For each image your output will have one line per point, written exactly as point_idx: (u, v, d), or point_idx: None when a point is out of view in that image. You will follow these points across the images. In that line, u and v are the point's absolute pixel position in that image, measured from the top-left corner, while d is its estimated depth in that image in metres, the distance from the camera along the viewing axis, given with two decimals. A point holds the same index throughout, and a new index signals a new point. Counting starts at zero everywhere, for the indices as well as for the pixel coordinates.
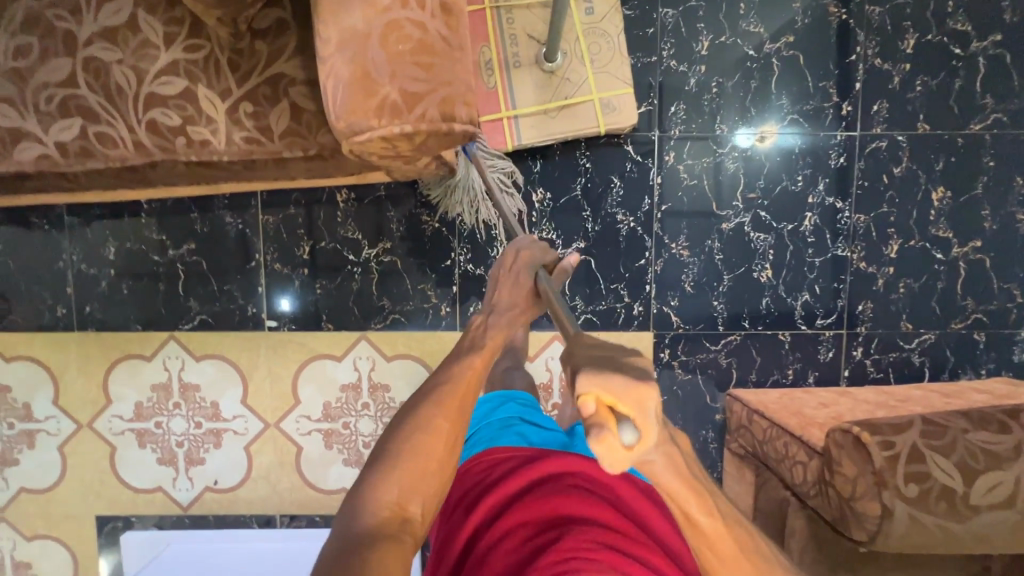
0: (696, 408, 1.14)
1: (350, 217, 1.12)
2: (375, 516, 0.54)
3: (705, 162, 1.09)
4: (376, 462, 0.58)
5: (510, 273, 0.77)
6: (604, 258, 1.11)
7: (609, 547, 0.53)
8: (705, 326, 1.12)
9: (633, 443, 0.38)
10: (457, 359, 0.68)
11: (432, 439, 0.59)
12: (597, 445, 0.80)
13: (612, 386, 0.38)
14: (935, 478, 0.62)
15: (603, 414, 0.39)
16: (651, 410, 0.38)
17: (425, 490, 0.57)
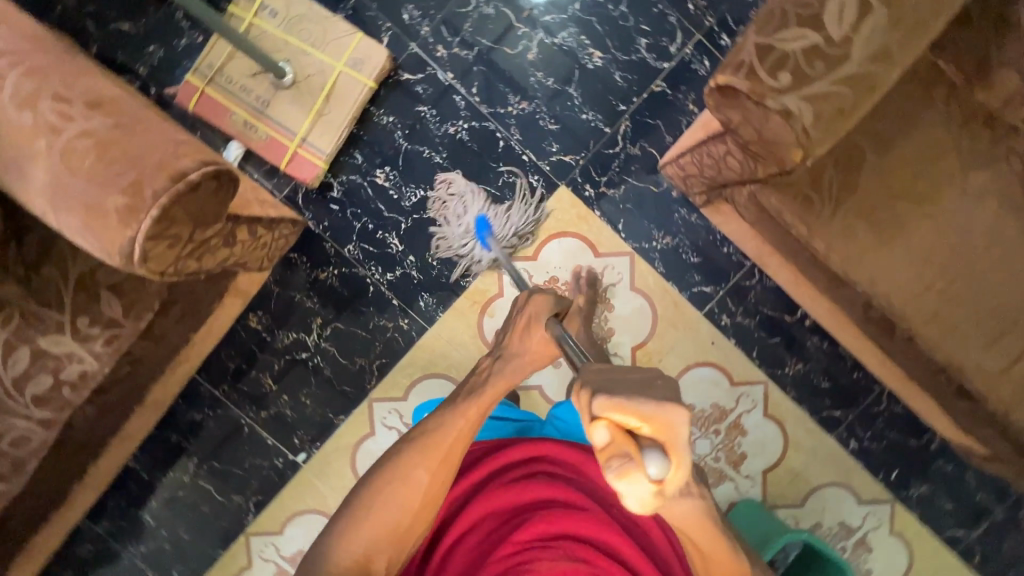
0: (651, 203, 1.12)
1: (275, 327, 1.14)
2: (344, 557, 0.66)
3: (470, 27, 1.08)
4: (356, 514, 0.68)
5: (528, 323, 0.77)
6: (473, 169, 1.10)
7: (566, 535, 0.71)
8: (596, 139, 1.10)
9: (654, 472, 0.43)
10: (451, 411, 0.73)
11: (406, 493, 0.68)
12: (564, 428, 0.93)
13: (639, 410, 0.44)
14: (789, 53, 0.60)
15: (620, 436, 0.45)
16: (678, 435, 0.44)
17: (395, 537, 0.68)
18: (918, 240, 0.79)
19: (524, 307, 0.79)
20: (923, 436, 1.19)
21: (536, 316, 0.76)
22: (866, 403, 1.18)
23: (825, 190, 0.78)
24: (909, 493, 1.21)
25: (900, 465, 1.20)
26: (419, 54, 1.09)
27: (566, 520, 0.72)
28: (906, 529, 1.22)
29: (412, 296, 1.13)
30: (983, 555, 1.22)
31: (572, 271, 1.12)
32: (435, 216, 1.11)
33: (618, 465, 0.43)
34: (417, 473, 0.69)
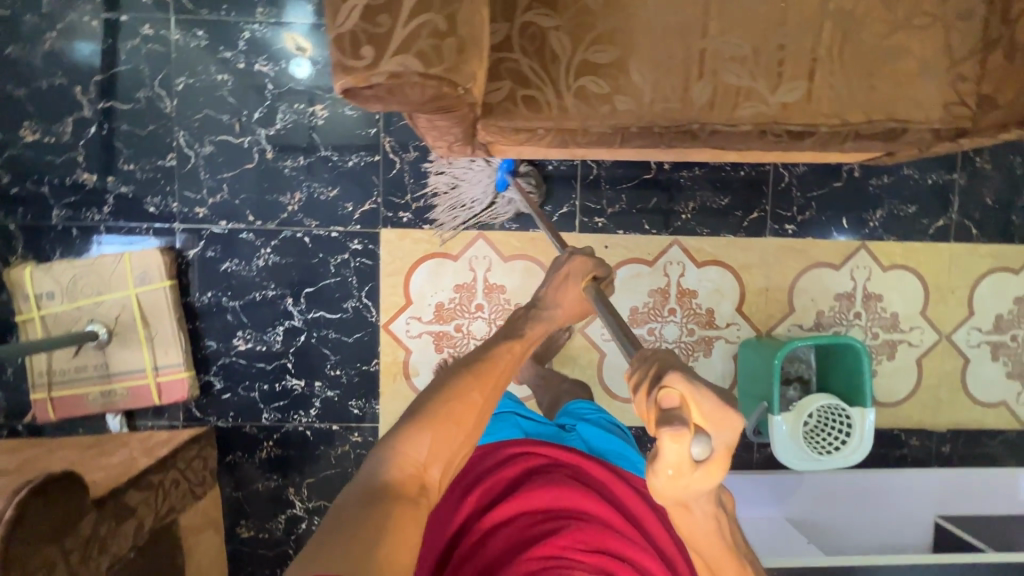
0: (460, 183, 1.11)
1: (264, 524, 1.14)
2: (399, 471, 0.57)
3: (207, 173, 1.09)
4: (418, 417, 0.62)
5: (564, 277, 0.76)
6: (305, 276, 1.11)
7: (608, 549, 0.63)
8: (375, 173, 1.10)
9: (699, 455, 0.42)
10: (500, 345, 0.72)
11: (462, 408, 0.64)
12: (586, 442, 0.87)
13: (704, 397, 0.42)
14: (355, 26, 0.56)
15: (684, 411, 0.42)
16: (723, 436, 0.43)
17: (448, 454, 0.61)
18: (645, 53, 0.76)
19: (560, 263, 0.77)
20: (841, 173, 1.14)
21: (571, 276, 0.76)
22: (772, 187, 1.14)
23: (534, 81, 0.76)
24: (869, 228, 1.16)
25: (843, 211, 1.15)
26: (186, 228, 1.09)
27: (607, 534, 0.65)
28: (895, 255, 1.17)
29: (344, 411, 1.13)
30: (975, 224, 1.17)
31: (447, 288, 1.13)
32: (306, 337, 1.12)
33: (678, 428, 0.41)
34: (469, 393, 0.65)
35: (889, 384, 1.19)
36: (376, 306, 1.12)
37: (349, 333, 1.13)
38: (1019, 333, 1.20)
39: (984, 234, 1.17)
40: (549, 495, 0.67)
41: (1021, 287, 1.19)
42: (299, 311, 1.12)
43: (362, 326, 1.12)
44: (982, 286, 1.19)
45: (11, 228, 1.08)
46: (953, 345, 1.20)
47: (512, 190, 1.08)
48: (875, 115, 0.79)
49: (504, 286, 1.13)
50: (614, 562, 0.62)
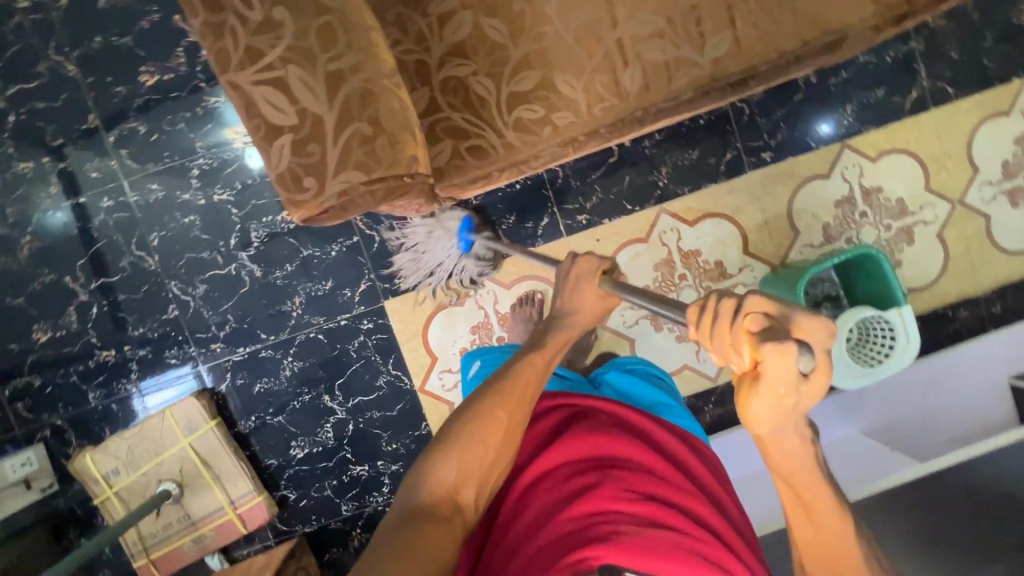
0: (440, 233, 1.12)
1: None
2: (430, 494, 0.63)
3: (209, 310, 1.12)
4: (446, 440, 0.67)
5: (575, 282, 0.77)
6: (331, 369, 1.15)
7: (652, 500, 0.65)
8: (358, 253, 1.12)
9: (806, 360, 0.42)
10: (521, 357, 0.74)
11: (488, 429, 0.67)
12: (619, 388, 0.93)
13: (790, 307, 0.43)
14: (291, 162, 0.58)
15: (776, 327, 0.43)
16: (826, 338, 0.43)
17: (479, 474, 0.66)
18: (565, 63, 0.76)
19: (565, 270, 0.78)
20: (798, 84, 1.12)
21: (583, 275, 0.77)
22: (735, 124, 1.12)
23: (472, 130, 0.76)
24: (843, 128, 1.14)
25: (812, 121, 1.13)
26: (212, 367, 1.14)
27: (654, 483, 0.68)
28: (879, 143, 1.14)
29: None
30: (948, 83, 1.13)
31: (464, 333, 1.14)
32: (352, 424, 1.16)
33: (778, 341, 0.41)
34: (493, 412, 0.68)
35: (917, 267, 1.17)
36: (406, 374, 1.15)
37: (390, 407, 1.16)
38: None
39: (960, 89, 1.14)
40: (595, 448, 0.71)
41: (1017, 126, 1.15)
42: (338, 404, 1.15)
43: (400, 396, 1.15)
44: (978, 140, 1.15)
45: (59, 423, 1.13)
46: (969, 208, 1.16)
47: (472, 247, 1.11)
48: (808, 35, 0.77)
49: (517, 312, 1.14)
50: (663, 510, 0.64)
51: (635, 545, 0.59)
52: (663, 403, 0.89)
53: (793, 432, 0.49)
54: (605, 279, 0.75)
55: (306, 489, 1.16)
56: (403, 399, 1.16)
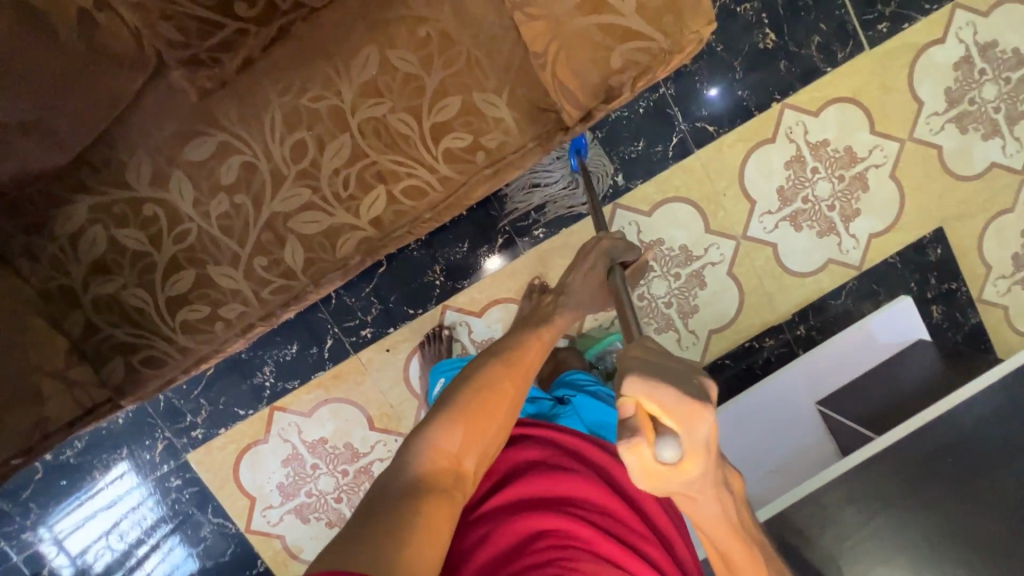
0: (224, 377, 1.10)
1: None
2: (433, 463, 0.61)
3: (8, 502, 1.10)
4: (449, 409, 0.65)
5: (591, 263, 0.88)
6: (153, 530, 1.14)
7: (613, 539, 0.67)
8: (148, 414, 1.10)
9: (667, 459, 0.42)
10: (532, 331, 0.78)
11: (494, 399, 0.68)
12: (587, 419, 0.88)
13: (660, 399, 0.42)
14: None
15: (642, 417, 0.43)
16: (693, 434, 0.42)
17: (479, 445, 0.66)
18: (218, 256, 0.72)
19: (591, 247, 0.89)
20: (555, 155, 1.09)
21: (597, 262, 0.88)
22: (499, 206, 1.09)
23: (139, 343, 0.73)
24: (612, 186, 1.11)
25: (578, 187, 1.10)
26: (121, 475, 1.11)
27: (613, 526, 0.69)
28: (651, 195, 1.12)
29: None
30: (708, 121, 1.11)
31: (280, 466, 1.13)
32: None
33: (629, 439, 0.42)
34: (497, 385, 0.68)
35: (715, 308, 1.16)
36: (229, 519, 1.14)
37: (222, 552, 1.15)
38: (809, 192, 1.14)
39: (720, 125, 1.11)
40: (567, 486, 0.70)
41: (786, 150, 1.13)
42: (182, 553, 1.14)
43: (228, 540, 1.15)
44: (750, 171, 1.13)
45: None
46: (754, 240, 1.15)
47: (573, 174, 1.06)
48: (469, 171, 0.74)
49: (324, 437, 1.13)
50: (614, 550, 0.65)
51: None
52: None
53: (706, 500, 0.50)
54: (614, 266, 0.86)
55: None
56: (233, 541, 1.15)
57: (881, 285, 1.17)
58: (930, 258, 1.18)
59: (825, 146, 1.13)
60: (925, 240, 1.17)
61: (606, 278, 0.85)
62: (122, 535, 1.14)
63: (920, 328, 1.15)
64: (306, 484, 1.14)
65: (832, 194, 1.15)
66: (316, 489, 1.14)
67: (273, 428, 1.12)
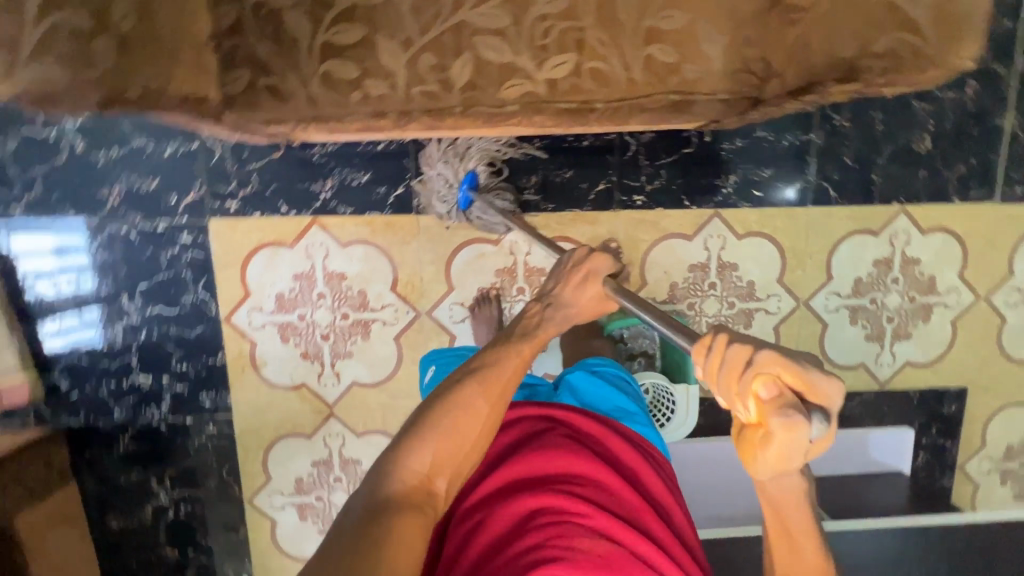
0: (287, 168, 1.07)
1: (129, 513, 1.17)
2: (403, 485, 0.61)
3: (15, 168, 1.04)
4: (420, 432, 0.64)
5: (584, 275, 0.78)
6: (137, 272, 1.09)
7: (614, 517, 0.63)
8: (196, 161, 1.05)
9: (820, 431, 0.45)
10: (508, 347, 0.73)
11: (464, 420, 0.66)
12: (582, 398, 0.84)
13: (809, 376, 0.46)
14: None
15: (788, 393, 0.46)
16: (830, 404, 0.47)
17: (451, 466, 0.64)
18: (394, 30, 0.70)
19: (577, 259, 0.79)
20: (691, 137, 1.09)
21: (594, 271, 0.78)
22: (617, 155, 1.09)
23: (275, 68, 0.70)
24: (723, 197, 1.12)
25: (693, 179, 1.11)
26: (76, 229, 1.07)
27: (615, 502, 0.65)
28: (749, 222, 1.13)
29: (191, 406, 1.14)
30: (833, 186, 1.13)
31: (290, 278, 1.10)
32: (148, 333, 1.11)
33: (793, 417, 0.44)
34: (477, 406, 0.66)
35: None
36: (215, 299, 1.11)
37: (190, 327, 1.11)
38: (879, 296, 1.18)
39: (841, 196, 1.13)
40: (566, 461, 0.67)
41: (881, 249, 1.16)
42: (154, 308, 1.10)
43: (202, 320, 1.11)
44: (842, 250, 1.16)
45: None
46: (811, 312, 1.18)
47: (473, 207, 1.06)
48: (655, 88, 0.74)
49: (345, 273, 1.11)
50: (614, 526, 0.62)
51: (589, 562, 0.57)
52: (625, 411, 0.83)
53: (790, 481, 0.53)
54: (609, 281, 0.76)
55: (78, 381, 1.12)
56: (207, 322, 1.11)
57: (892, 410, 1.22)
58: (944, 410, 1.22)
59: (914, 265, 1.17)
60: (948, 392, 1.22)
61: (602, 287, 0.77)
62: (48, 286, 1.08)
63: (901, 461, 1.22)
64: (300, 310, 1.12)
65: (897, 309, 1.18)
66: (309, 317, 1.12)
67: (305, 238, 1.09)
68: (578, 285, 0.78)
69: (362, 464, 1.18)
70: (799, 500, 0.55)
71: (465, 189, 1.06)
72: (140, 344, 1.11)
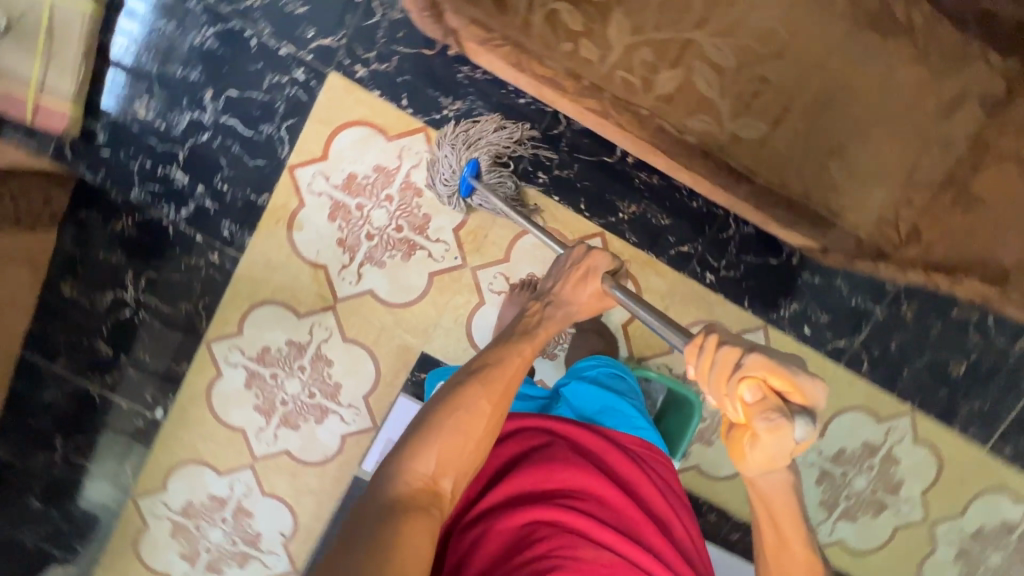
0: (429, 69, 1.05)
1: (88, 292, 1.11)
2: (411, 489, 0.60)
3: None
4: (426, 433, 0.63)
5: (583, 273, 0.78)
6: (234, 78, 1.04)
7: (613, 530, 0.65)
8: (352, 13, 1.03)
9: (799, 426, 0.51)
10: (509, 348, 0.73)
11: (470, 419, 0.65)
12: (578, 408, 0.83)
13: (792, 378, 0.52)
14: None
15: (770, 394, 0.53)
16: (813, 401, 0.52)
17: (458, 463, 0.63)
18: None
19: (580, 257, 0.79)
20: (782, 252, 1.13)
21: (594, 268, 0.77)
22: (713, 231, 1.12)
23: None
24: (778, 317, 1.16)
25: (763, 288, 1.14)
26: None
27: (611, 516, 0.66)
28: (788, 350, 1.17)
29: (208, 228, 1.09)
30: (868, 361, 1.19)
31: (371, 165, 1.08)
32: (210, 138, 1.06)
33: (772, 419, 0.51)
34: (477, 407, 0.66)
35: None
36: (292, 145, 1.07)
37: (251, 155, 1.07)
38: (850, 474, 1.23)
39: (870, 373, 1.19)
40: (565, 478, 0.67)
41: (876, 436, 1.22)
42: (229, 118, 1.06)
43: (268, 156, 1.07)
44: (844, 418, 1.21)
45: None
46: None
47: (475, 195, 1.04)
48: (813, 195, 0.77)
49: (422, 191, 1.09)
50: (616, 539, 0.64)
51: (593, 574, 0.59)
52: (626, 418, 0.83)
53: (773, 475, 0.62)
54: (608, 278, 0.76)
55: (117, 143, 1.06)
56: (272, 160, 1.07)
57: None
58: None
59: (894, 464, 1.23)
60: None
61: (602, 285, 0.76)
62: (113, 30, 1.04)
63: None
64: (351, 203, 1.09)
65: (858, 493, 1.24)
66: (360, 213, 1.09)
67: (406, 138, 1.07)
68: (572, 287, 0.78)
69: (332, 367, 1.15)
70: (783, 493, 0.64)
71: (467, 176, 1.04)
72: (195, 144, 1.06)
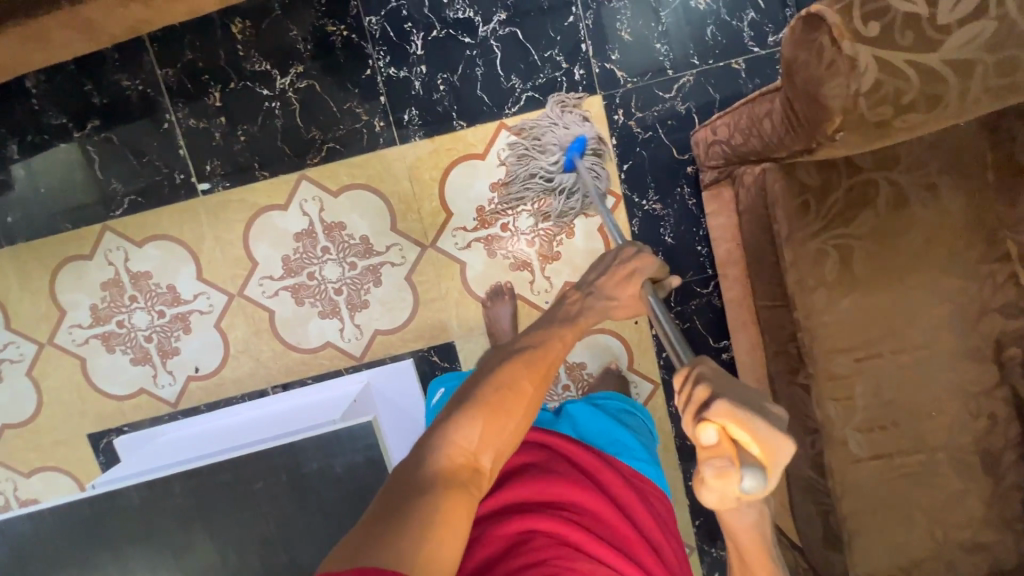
0: (664, 165, 1.09)
1: (252, 47, 1.03)
2: (445, 462, 0.49)
3: None
4: (470, 398, 0.51)
5: (628, 273, 0.71)
6: (530, 26, 1.05)
7: (599, 541, 0.57)
8: (655, 75, 1.06)
9: (752, 483, 0.35)
10: (552, 329, 0.60)
11: (514, 397, 0.52)
12: (580, 430, 0.83)
13: (752, 428, 0.36)
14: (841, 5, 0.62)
15: (727, 443, 0.36)
16: (778, 467, 0.36)
17: (498, 440, 0.51)
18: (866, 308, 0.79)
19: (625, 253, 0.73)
20: None
21: (638, 270, 0.71)
22: None
23: (823, 210, 0.77)
24: (708, 553, 1.22)
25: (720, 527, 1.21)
26: None
27: (594, 525, 0.60)
28: None
29: (396, 100, 1.06)
30: None
31: None
32: (469, 45, 1.05)
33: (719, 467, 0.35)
34: (517, 383, 0.53)
35: None
36: (519, 112, 1.07)
37: (483, 87, 1.06)
38: None
39: None
40: (551, 488, 0.62)
41: None
42: (496, 46, 1.05)
43: (495, 100, 1.06)
44: None
45: None
46: None
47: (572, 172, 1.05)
48: (849, 525, 0.85)
49: (571, 234, 1.10)
50: (607, 553, 0.56)
51: None
52: (625, 448, 0.79)
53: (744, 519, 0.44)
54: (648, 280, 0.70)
55: None
56: (495, 105, 1.06)
57: None
58: None
59: None
60: None
61: (642, 287, 0.69)
62: None
63: None
64: (551, 116, 1.06)
65: None
66: (541, 129, 1.06)
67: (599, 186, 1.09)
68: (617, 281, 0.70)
69: (376, 287, 1.11)
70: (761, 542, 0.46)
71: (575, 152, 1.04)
72: (452, 36, 1.04)
